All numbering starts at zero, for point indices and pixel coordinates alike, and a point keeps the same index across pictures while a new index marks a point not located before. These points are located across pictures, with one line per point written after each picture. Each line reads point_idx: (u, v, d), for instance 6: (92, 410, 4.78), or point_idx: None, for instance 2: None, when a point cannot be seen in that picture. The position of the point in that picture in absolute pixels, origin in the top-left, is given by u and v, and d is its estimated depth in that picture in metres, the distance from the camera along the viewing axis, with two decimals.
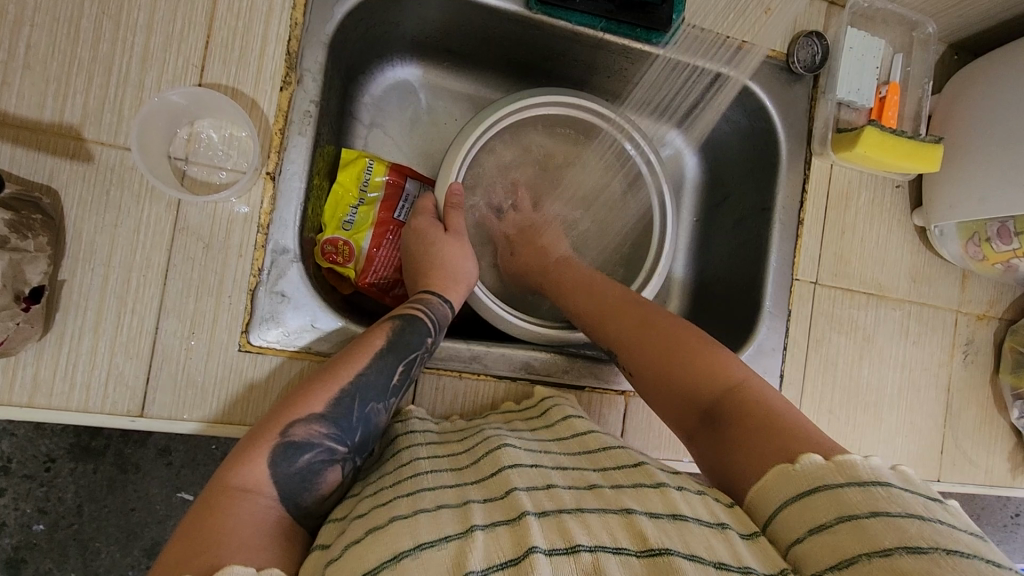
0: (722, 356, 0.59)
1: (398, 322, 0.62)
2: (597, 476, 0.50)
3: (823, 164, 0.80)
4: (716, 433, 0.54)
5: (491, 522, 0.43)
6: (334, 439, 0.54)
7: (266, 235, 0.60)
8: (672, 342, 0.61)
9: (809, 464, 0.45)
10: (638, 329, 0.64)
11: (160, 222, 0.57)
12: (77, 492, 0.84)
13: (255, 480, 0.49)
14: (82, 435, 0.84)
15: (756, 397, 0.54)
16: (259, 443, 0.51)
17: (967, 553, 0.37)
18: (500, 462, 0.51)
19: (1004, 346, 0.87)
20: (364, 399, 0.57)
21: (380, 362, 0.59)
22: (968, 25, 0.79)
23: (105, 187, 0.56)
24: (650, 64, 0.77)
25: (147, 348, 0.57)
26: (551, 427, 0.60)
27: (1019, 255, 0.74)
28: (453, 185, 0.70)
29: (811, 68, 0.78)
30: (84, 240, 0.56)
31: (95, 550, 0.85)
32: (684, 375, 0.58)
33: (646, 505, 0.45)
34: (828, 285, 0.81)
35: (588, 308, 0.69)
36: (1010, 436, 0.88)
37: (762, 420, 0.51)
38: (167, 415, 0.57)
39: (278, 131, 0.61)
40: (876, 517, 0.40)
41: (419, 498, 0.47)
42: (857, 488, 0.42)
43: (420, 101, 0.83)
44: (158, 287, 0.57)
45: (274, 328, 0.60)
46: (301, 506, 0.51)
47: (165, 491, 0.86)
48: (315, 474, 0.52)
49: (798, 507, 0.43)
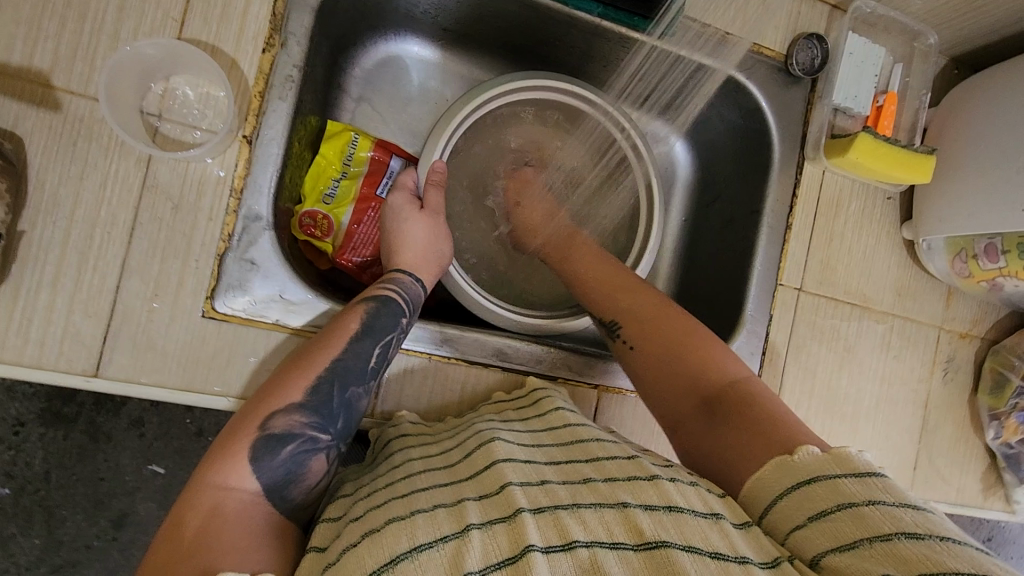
0: (727, 355, 0.59)
1: (373, 305, 0.60)
2: (592, 470, 0.48)
3: (815, 170, 0.79)
4: (713, 420, 0.53)
5: (488, 521, 0.42)
6: (316, 427, 0.53)
7: (238, 201, 0.58)
8: (683, 332, 0.61)
9: (805, 455, 0.45)
10: (653, 312, 0.64)
11: (129, 178, 0.56)
12: (45, 459, 0.82)
13: (237, 477, 0.47)
14: (54, 402, 0.82)
15: (758, 392, 0.54)
16: (238, 438, 0.49)
17: (960, 540, 0.38)
18: (494, 455, 0.49)
19: (985, 366, 0.86)
20: (343, 383, 0.56)
21: (357, 346, 0.58)
22: (969, 39, 0.79)
23: (73, 138, 0.54)
24: (631, 51, 0.75)
25: (106, 307, 0.55)
26: (542, 416, 0.59)
27: (1006, 274, 0.74)
28: (435, 164, 0.69)
29: (810, 72, 0.77)
30: (47, 192, 0.54)
31: (60, 518, 0.83)
32: (694, 362, 0.58)
33: (641, 498, 0.43)
34: (812, 292, 0.80)
35: (602, 282, 0.68)
36: (985, 457, 0.87)
37: (766, 413, 0.51)
38: (125, 377, 0.56)
39: (258, 94, 0.59)
40: (873, 505, 0.40)
41: (414, 499, 0.46)
42: (853, 478, 0.42)
43: (412, 78, 0.82)
44: (123, 246, 0.56)
45: (241, 296, 0.58)
46: (290, 501, 0.50)
47: (135, 463, 0.85)
48: (299, 465, 0.50)
49: (796, 497, 0.43)
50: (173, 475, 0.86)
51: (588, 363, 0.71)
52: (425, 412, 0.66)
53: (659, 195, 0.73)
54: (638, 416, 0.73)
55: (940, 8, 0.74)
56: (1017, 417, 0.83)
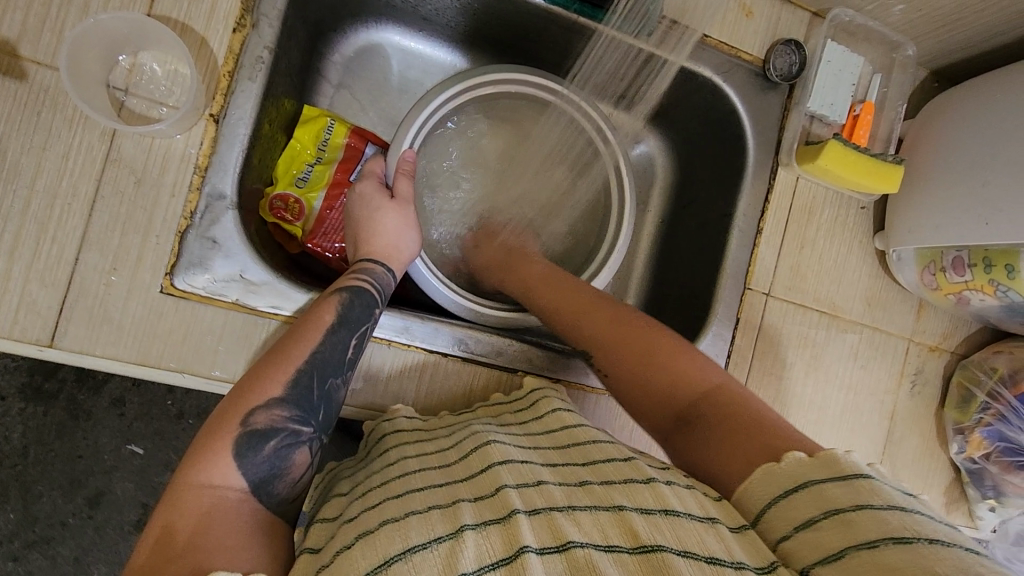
0: (695, 360, 0.59)
1: (347, 295, 0.60)
2: (587, 473, 0.49)
3: (789, 176, 0.79)
4: (692, 433, 0.53)
5: (482, 521, 0.43)
6: (298, 421, 0.53)
7: (203, 178, 0.59)
8: (645, 345, 0.61)
9: (792, 461, 0.45)
10: (612, 327, 0.64)
11: (92, 150, 0.56)
12: (25, 433, 0.96)
13: (222, 475, 0.48)
14: (36, 378, 0.96)
15: (733, 397, 0.54)
16: (219, 436, 0.49)
17: (946, 541, 0.38)
18: (490, 458, 0.50)
19: (953, 380, 0.86)
20: (322, 375, 0.56)
21: (333, 337, 0.58)
22: (948, 52, 0.79)
23: (37, 109, 0.55)
24: (591, 40, 0.74)
25: (63, 278, 0.56)
26: (540, 419, 0.59)
27: (972, 288, 0.74)
28: (406, 153, 0.68)
29: (787, 78, 0.77)
30: (9, 161, 0.55)
31: (37, 492, 0.96)
32: (664, 377, 0.58)
33: (637, 500, 0.44)
34: (781, 298, 0.80)
35: (556, 304, 0.68)
36: (949, 471, 0.87)
37: (746, 419, 0.51)
38: (79, 348, 0.56)
39: (227, 74, 0.60)
40: (860, 509, 0.40)
41: (410, 500, 0.47)
42: (841, 484, 0.42)
43: (392, 67, 0.82)
44: (83, 218, 0.56)
45: (201, 273, 0.59)
46: (276, 497, 0.50)
47: (114, 441, 0.98)
48: (283, 460, 0.51)
49: (783, 506, 0.43)
50: (152, 455, 0.99)
51: (550, 358, 0.71)
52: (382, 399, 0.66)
53: (632, 196, 0.73)
54: (599, 412, 0.73)
55: (918, 19, 0.74)
56: (982, 433, 0.82)
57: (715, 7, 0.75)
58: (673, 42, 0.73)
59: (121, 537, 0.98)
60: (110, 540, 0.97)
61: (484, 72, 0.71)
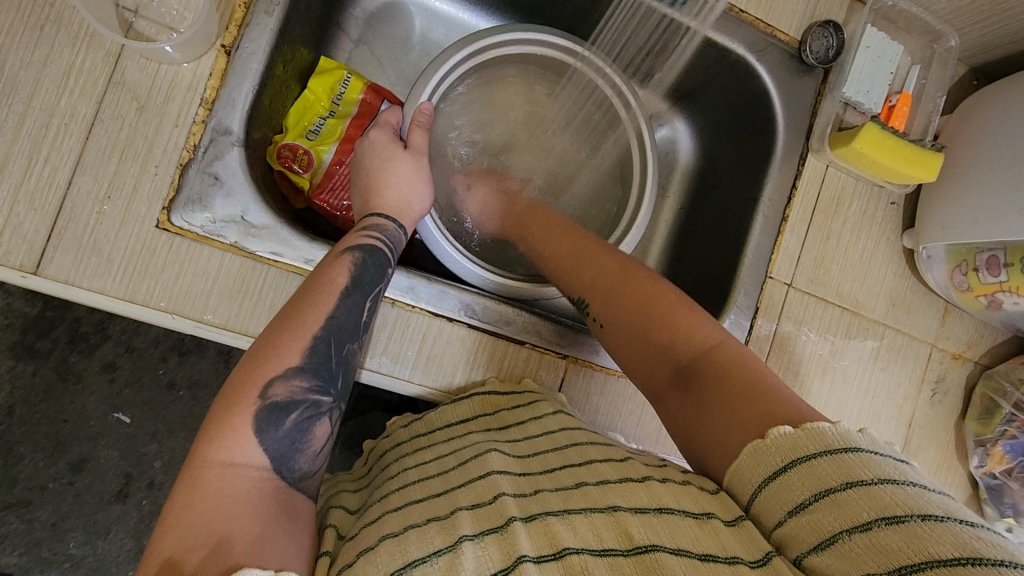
0: (701, 320, 0.53)
1: (359, 255, 0.56)
2: (585, 473, 0.46)
3: (819, 163, 0.76)
4: (689, 396, 0.49)
5: (480, 532, 0.41)
6: (317, 391, 0.49)
7: (209, 112, 0.56)
8: (648, 298, 0.56)
9: (776, 438, 0.40)
10: (617, 275, 0.60)
11: (96, 71, 0.54)
12: (11, 393, 0.92)
13: (243, 453, 0.44)
14: (27, 336, 0.93)
15: (737, 360, 0.48)
16: (236, 409, 0.45)
17: (942, 516, 0.34)
18: (487, 467, 0.47)
19: (976, 391, 0.82)
20: (339, 342, 0.52)
21: (348, 301, 0.54)
22: (991, 47, 0.76)
23: (41, 24, 0.53)
24: (615, 2, 0.71)
25: (54, 202, 0.53)
26: (537, 420, 0.56)
27: (1006, 289, 0.70)
28: (423, 105, 0.65)
29: (824, 61, 0.74)
30: (7, 75, 0.52)
31: (18, 455, 0.92)
32: (664, 332, 0.53)
33: (631, 500, 0.42)
34: (802, 290, 0.76)
35: (561, 250, 0.66)
36: (967, 486, 0.83)
37: (743, 387, 0.45)
38: (64, 278, 0.53)
39: (243, 5, 0.57)
40: (851, 488, 0.36)
41: (408, 513, 0.44)
42: (829, 460, 0.38)
43: (414, 26, 0.80)
44: (79, 141, 0.53)
45: (200, 211, 0.55)
46: (299, 473, 0.47)
47: (101, 408, 0.94)
48: (303, 433, 0.47)
49: (774, 489, 0.39)
50: (139, 424, 0.96)
51: (560, 331, 0.68)
52: (380, 358, 0.63)
53: (653, 176, 0.70)
54: (606, 394, 0.70)
55: (964, 7, 0.71)
56: (1003, 446, 0.79)
57: None
58: (696, 10, 0.70)
59: (100, 506, 0.94)
60: (89, 508, 0.94)
61: (511, 28, 0.67)
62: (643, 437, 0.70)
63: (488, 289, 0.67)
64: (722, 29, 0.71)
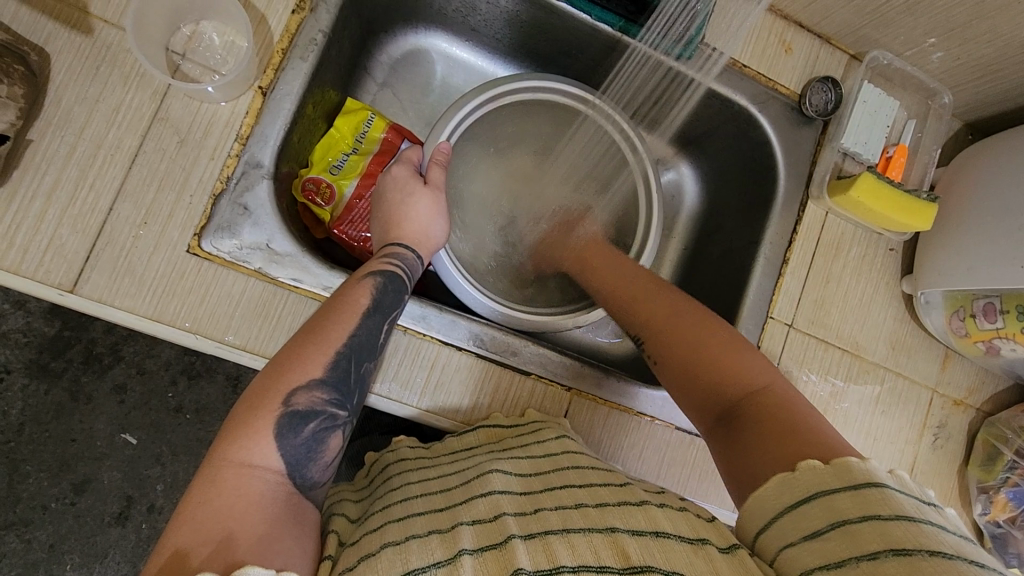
0: (755, 360, 0.54)
1: (380, 280, 0.60)
2: (584, 494, 0.47)
3: (818, 210, 0.79)
4: (737, 427, 0.50)
5: (479, 547, 0.42)
6: (335, 404, 0.52)
7: (243, 147, 0.60)
8: (704, 332, 0.58)
9: (807, 470, 0.41)
10: (672, 314, 0.61)
11: (143, 107, 0.58)
12: (23, 410, 0.94)
13: (261, 455, 0.46)
14: (44, 355, 0.95)
15: (787, 403, 0.49)
16: (261, 412, 0.48)
17: (951, 554, 0.35)
18: (490, 485, 0.49)
19: (978, 438, 0.83)
20: (358, 359, 0.55)
21: (368, 322, 0.56)
22: (983, 105, 0.80)
23: (96, 63, 0.57)
24: (625, 55, 0.76)
25: (95, 225, 0.56)
26: (541, 443, 0.58)
27: (1003, 336, 0.72)
28: (441, 144, 0.69)
29: (822, 114, 0.78)
30: (60, 108, 0.56)
31: (24, 472, 0.94)
32: (717, 367, 0.54)
33: (629, 522, 0.43)
34: (803, 331, 0.78)
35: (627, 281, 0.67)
36: (971, 535, 0.83)
37: (791, 426, 0.46)
38: (98, 297, 0.56)
39: (281, 50, 0.62)
40: (866, 521, 0.37)
41: (410, 523, 0.46)
42: (851, 494, 0.38)
43: (435, 72, 0.85)
44: (122, 170, 0.57)
45: (228, 238, 0.59)
46: (309, 482, 0.49)
47: (110, 428, 0.96)
48: (319, 443, 0.50)
49: (793, 517, 0.40)
50: (145, 445, 0.97)
51: (565, 364, 0.70)
52: (390, 384, 0.65)
53: (659, 218, 0.74)
54: (608, 427, 0.71)
55: (956, 68, 0.75)
56: (1005, 494, 0.79)
57: (755, 39, 0.77)
58: (700, 63, 0.74)
59: (100, 527, 0.95)
60: (88, 529, 0.95)
61: (522, 78, 0.72)
62: (643, 472, 0.71)
63: (497, 320, 0.70)
64: (724, 81, 0.76)
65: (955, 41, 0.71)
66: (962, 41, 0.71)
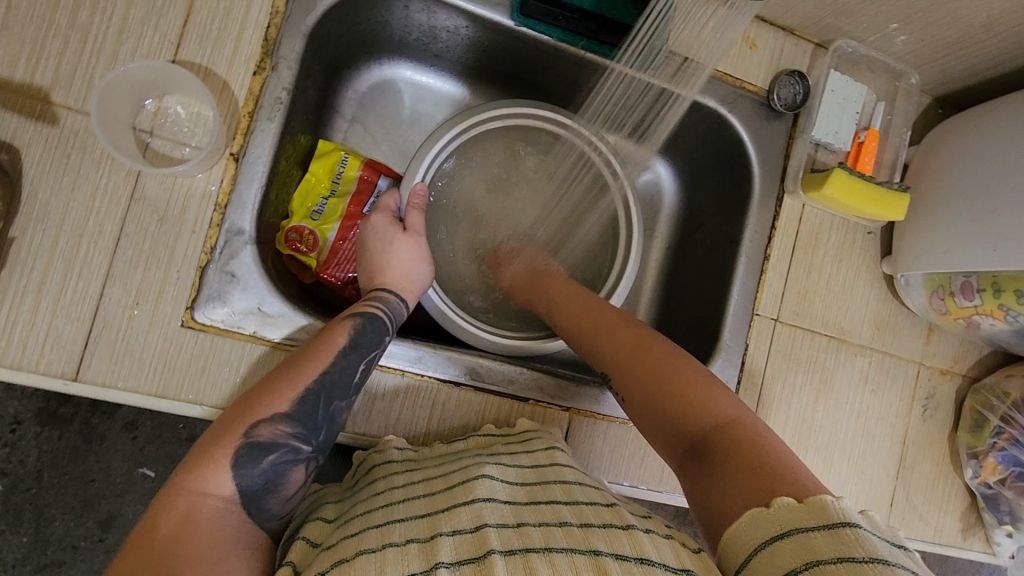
0: (717, 394, 0.57)
1: (360, 321, 0.62)
2: (569, 512, 0.50)
3: (795, 203, 0.80)
4: (704, 468, 0.52)
5: (459, 560, 0.44)
6: (299, 439, 0.55)
7: (222, 215, 0.60)
8: (667, 367, 0.60)
9: (782, 507, 0.43)
10: (636, 348, 0.63)
11: (119, 190, 0.59)
12: None
13: (216, 484, 0.50)
14: None
15: (751, 436, 0.52)
16: (222, 442, 0.52)
17: None
18: (474, 493, 0.51)
19: (966, 404, 0.86)
20: (329, 397, 0.57)
21: (344, 360, 0.59)
22: (950, 81, 0.80)
23: (66, 151, 0.57)
24: (593, 71, 0.76)
25: (88, 312, 0.57)
26: (530, 453, 0.61)
27: (981, 312, 0.74)
28: (417, 186, 0.71)
29: (791, 107, 0.78)
30: (38, 200, 0.57)
31: None
32: (681, 406, 0.57)
33: (613, 546, 0.45)
34: (789, 323, 0.80)
35: (587, 320, 0.68)
36: (965, 495, 0.87)
37: (757, 462, 0.49)
38: (101, 382, 0.57)
39: (247, 114, 0.62)
40: (841, 563, 0.38)
41: (389, 532, 0.48)
42: (825, 534, 0.40)
43: (404, 102, 0.84)
44: (108, 255, 0.58)
45: (220, 307, 0.60)
46: (267, 511, 0.52)
47: None
48: (278, 475, 0.53)
49: (768, 552, 0.42)
50: None
51: (561, 386, 0.72)
52: (396, 426, 0.67)
53: (638, 235, 0.76)
54: (608, 439, 0.73)
55: (921, 49, 0.75)
56: (995, 457, 0.82)
57: None
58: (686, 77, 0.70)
59: None
60: None
61: (490, 108, 0.73)
62: (647, 477, 0.74)
63: (490, 348, 0.72)
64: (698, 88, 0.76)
65: (916, 25, 0.71)
66: (923, 25, 0.71)
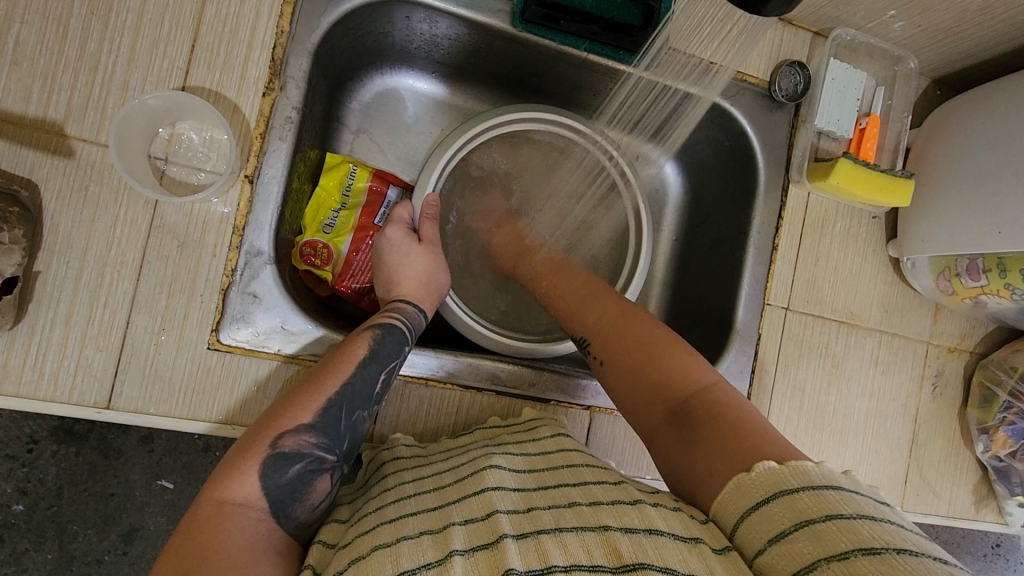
0: (694, 362, 0.59)
1: (379, 331, 0.63)
2: (578, 493, 0.49)
3: (800, 192, 0.81)
4: (682, 433, 0.54)
5: (472, 547, 0.43)
6: (323, 448, 0.55)
7: (241, 237, 0.61)
8: (645, 336, 0.62)
9: (762, 471, 0.45)
10: (618, 319, 0.65)
11: (138, 219, 0.59)
12: None
13: (244, 494, 0.50)
14: None
15: (724, 401, 0.54)
16: (249, 454, 0.52)
17: (916, 551, 0.38)
18: (485, 482, 0.50)
19: (974, 380, 0.88)
20: (351, 408, 0.58)
21: (363, 371, 0.60)
22: (948, 64, 0.81)
23: (84, 183, 0.58)
24: (598, 72, 0.77)
25: (116, 341, 0.58)
26: (536, 441, 0.60)
27: (988, 292, 0.76)
28: (430, 197, 0.73)
29: (793, 97, 0.79)
30: (60, 234, 0.57)
31: None
32: (660, 373, 0.59)
33: (622, 521, 0.44)
34: (799, 311, 0.81)
35: (572, 294, 0.70)
36: (976, 469, 0.89)
37: (730, 426, 0.51)
38: (134, 408, 0.59)
39: (259, 135, 0.62)
40: (831, 520, 0.40)
41: (402, 524, 0.47)
42: (811, 494, 0.42)
43: (407, 110, 0.84)
44: (131, 283, 0.59)
45: (244, 328, 0.61)
46: (294, 521, 0.53)
47: None
48: (305, 485, 0.53)
49: (757, 519, 0.43)
50: None
51: (580, 386, 0.73)
52: (424, 435, 0.69)
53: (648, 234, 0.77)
54: (628, 435, 0.75)
55: (919, 34, 0.76)
56: (1005, 431, 0.84)
57: None
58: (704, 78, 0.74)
59: None
60: None
61: (497, 114, 0.74)
62: None
63: (508, 352, 0.73)
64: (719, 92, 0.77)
65: (914, 11, 0.72)
66: (921, 10, 0.71)
